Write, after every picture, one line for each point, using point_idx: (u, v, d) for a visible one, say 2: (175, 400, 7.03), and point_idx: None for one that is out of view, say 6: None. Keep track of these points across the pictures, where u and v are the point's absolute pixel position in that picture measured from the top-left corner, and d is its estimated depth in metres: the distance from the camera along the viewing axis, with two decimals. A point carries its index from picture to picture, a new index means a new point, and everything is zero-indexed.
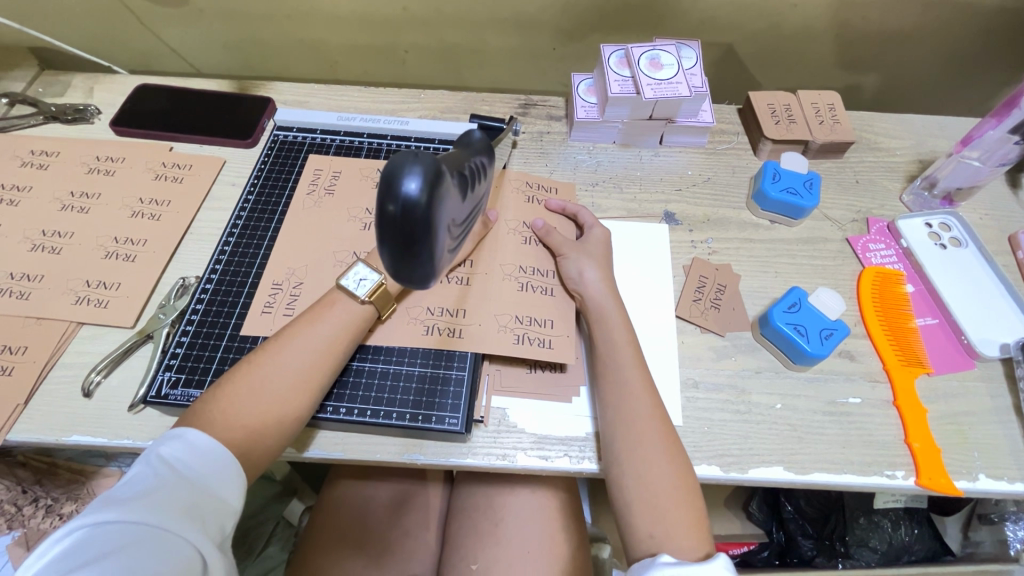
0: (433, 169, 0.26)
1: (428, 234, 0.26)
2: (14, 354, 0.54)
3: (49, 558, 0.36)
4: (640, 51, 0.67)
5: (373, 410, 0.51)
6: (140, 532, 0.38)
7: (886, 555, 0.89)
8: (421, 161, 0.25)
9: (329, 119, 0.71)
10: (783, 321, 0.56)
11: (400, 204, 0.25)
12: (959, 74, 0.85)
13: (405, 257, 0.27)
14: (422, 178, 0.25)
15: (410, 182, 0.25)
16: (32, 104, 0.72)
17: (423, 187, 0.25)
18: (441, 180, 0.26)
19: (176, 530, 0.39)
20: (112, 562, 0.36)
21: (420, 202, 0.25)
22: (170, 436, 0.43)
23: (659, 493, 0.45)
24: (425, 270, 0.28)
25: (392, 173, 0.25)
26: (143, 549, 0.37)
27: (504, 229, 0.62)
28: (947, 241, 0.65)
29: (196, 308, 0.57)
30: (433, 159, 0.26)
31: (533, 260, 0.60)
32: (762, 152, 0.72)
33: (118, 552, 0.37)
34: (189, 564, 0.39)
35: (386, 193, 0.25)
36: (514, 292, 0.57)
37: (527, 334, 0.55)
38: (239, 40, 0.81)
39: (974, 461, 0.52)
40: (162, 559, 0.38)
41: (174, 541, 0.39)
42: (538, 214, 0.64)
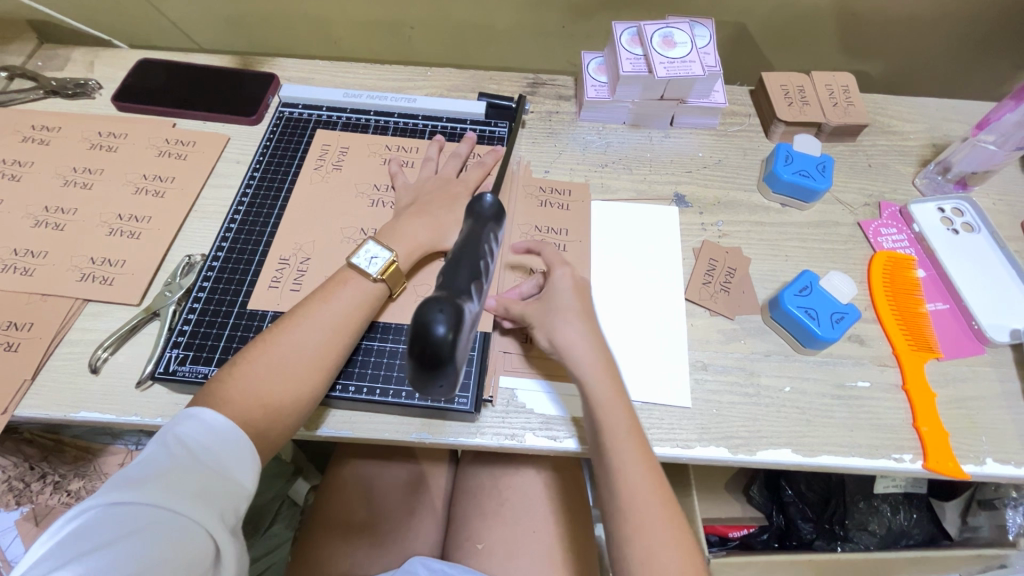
0: (454, 312, 0.34)
1: (450, 362, 0.34)
2: (20, 331, 0.54)
3: (65, 537, 0.36)
4: (653, 28, 0.65)
5: (386, 390, 0.51)
6: (153, 517, 0.38)
7: (885, 539, 0.90)
8: (447, 312, 0.33)
9: (335, 96, 0.69)
10: (794, 304, 0.55)
11: (431, 345, 0.33)
12: (976, 58, 0.83)
13: (426, 382, 0.35)
14: (448, 321, 0.33)
15: (438, 329, 0.33)
16: (32, 78, 0.71)
17: (449, 330, 0.33)
18: (460, 318, 0.34)
19: (188, 512, 0.39)
20: (124, 547, 0.36)
21: (445, 342, 0.33)
22: (184, 416, 0.43)
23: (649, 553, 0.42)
24: (444, 390, 0.36)
25: (421, 323, 0.33)
26: (155, 534, 0.37)
27: (517, 232, 0.61)
28: (960, 226, 0.65)
29: (203, 285, 0.56)
30: (449, 301, 0.34)
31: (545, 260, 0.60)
32: (774, 135, 0.71)
33: (131, 535, 0.36)
34: (201, 549, 0.38)
35: (420, 337, 0.33)
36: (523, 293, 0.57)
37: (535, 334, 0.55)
38: (241, 15, 0.79)
39: (982, 446, 0.52)
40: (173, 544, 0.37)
41: (187, 524, 0.38)
42: (553, 218, 0.63)
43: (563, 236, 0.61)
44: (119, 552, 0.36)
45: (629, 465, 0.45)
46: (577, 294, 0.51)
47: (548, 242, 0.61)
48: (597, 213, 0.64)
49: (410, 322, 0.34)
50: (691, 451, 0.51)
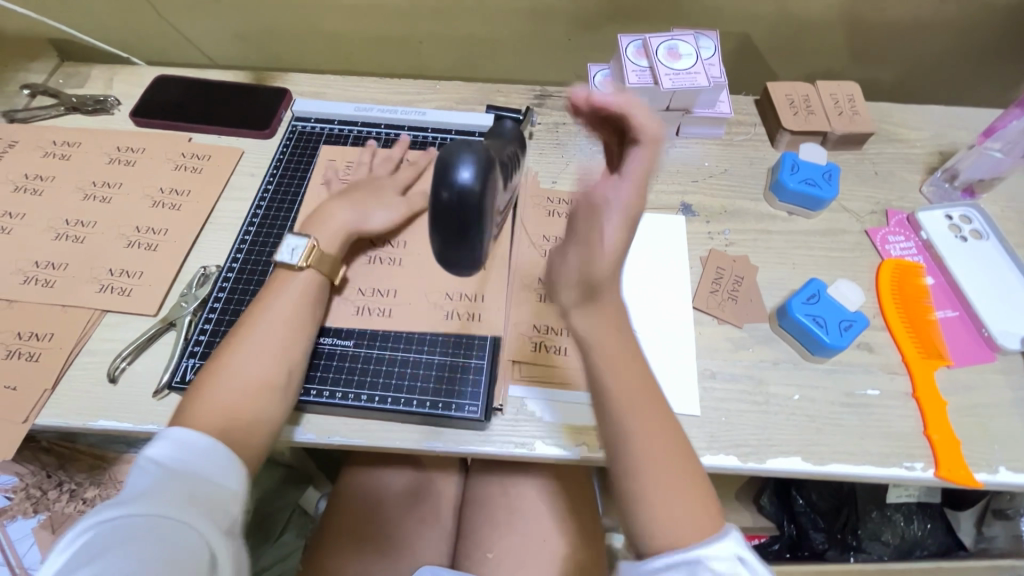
0: (482, 160, 0.30)
1: (476, 220, 0.30)
2: (41, 341, 0.55)
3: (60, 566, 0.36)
4: (658, 40, 0.66)
5: (397, 398, 0.52)
6: (144, 526, 0.38)
7: (898, 549, 0.89)
8: (472, 152, 0.30)
9: (346, 111, 0.71)
10: (802, 312, 0.56)
11: (456, 189, 0.29)
12: (981, 66, 0.84)
13: (456, 243, 0.31)
14: (474, 166, 0.29)
15: (464, 170, 0.29)
16: (54, 95, 0.73)
17: (475, 175, 0.29)
18: (488, 168, 0.30)
19: (177, 516, 0.39)
20: (117, 557, 0.36)
21: (471, 189, 0.29)
22: (155, 438, 0.44)
23: (664, 498, 0.39)
24: (470, 252, 0.32)
25: (448, 161, 0.29)
26: (149, 541, 0.37)
27: (523, 241, 0.62)
28: (968, 233, 0.65)
29: (219, 296, 0.57)
30: (481, 151, 0.30)
31: (550, 270, 0.60)
32: (780, 144, 0.71)
33: (123, 546, 0.36)
34: (196, 552, 0.38)
35: (442, 179, 0.30)
36: (528, 301, 0.58)
37: (542, 342, 0.56)
38: (255, 32, 0.81)
39: (994, 454, 0.52)
40: (168, 548, 0.37)
41: (177, 528, 0.38)
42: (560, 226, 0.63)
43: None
44: (112, 561, 0.35)
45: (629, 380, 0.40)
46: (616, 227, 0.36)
47: (553, 250, 0.62)
48: None
49: (437, 160, 0.30)
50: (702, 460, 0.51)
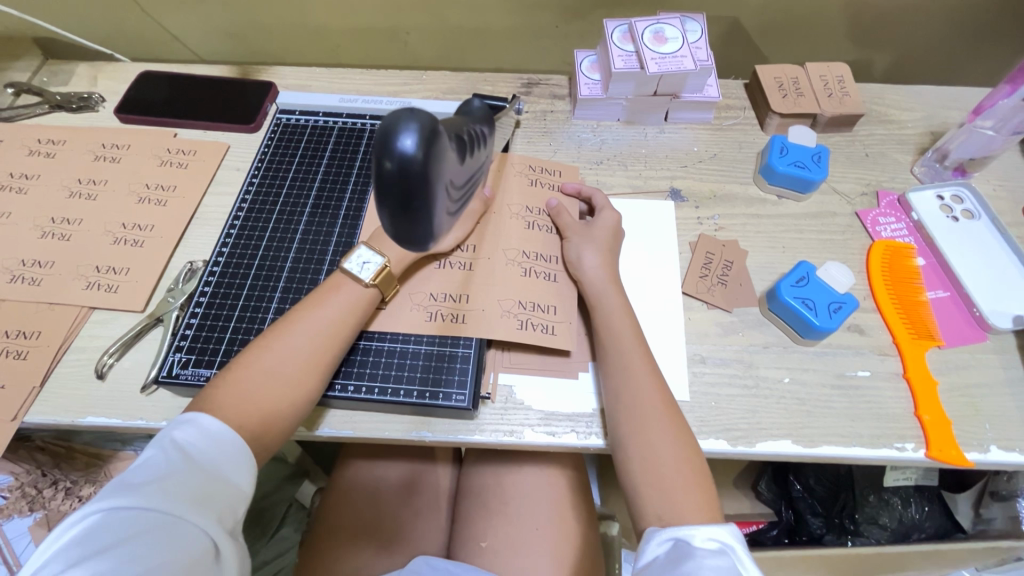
0: (431, 126, 0.24)
1: (426, 200, 0.24)
2: (29, 339, 0.55)
3: (66, 542, 0.37)
4: (644, 25, 0.66)
5: (384, 388, 0.52)
6: (152, 520, 0.38)
7: (896, 533, 0.89)
8: (418, 116, 0.24)
9: (331, 102, 0.70)
10: (791, 295, 0.55)
11: (396, 162, 0.23)
12: (974, 45, 0.82)
13: (405, 222, 0.25)
14: (419, 133, 0.23)
15: (405, 138, 0.23)
16: (38, 93, 0.73)
17: (419, 143, 0.23)
18: (438, 137, 0.24)
19: (185, 516, 0.39)
20: (123, 549, 0.37)
21: (414, 163, 0.23)
22: (182, 421, 0.44)
23: (666, 482, 0.45)
24: (426, 233, 0.26)
25: (387, 130, 0.23)
26: (155, 538, 0.38)
27: (507, 214, 0.61)
28: (959, 213, 0.64)
29: (204, 290, 0.57)
30: (431, 118, 0.24)
31: (537, 245, 0.59)
32: (769, 127, 0.71)
33: (130, 540, 0.37)
34: (201, 552, 0.39)
35: (382, 150, 0.23)
36: (517, 277, 0.57)
37: (530, 320, 0.55)
38: (239, 25, 0.80)
39: (986, 433, 0.52)
40: (172, 547, 0.38)
41: (186, 528, 0.39)
42: (543, 197, 0.63)
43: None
44: (118, 556, 0.36)
45: (635, 366, 0.50)
46: (611, 232, 0.59)
47: (539, 223, 0.61)
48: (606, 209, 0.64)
49: (376, 127, 0.24)
50: None
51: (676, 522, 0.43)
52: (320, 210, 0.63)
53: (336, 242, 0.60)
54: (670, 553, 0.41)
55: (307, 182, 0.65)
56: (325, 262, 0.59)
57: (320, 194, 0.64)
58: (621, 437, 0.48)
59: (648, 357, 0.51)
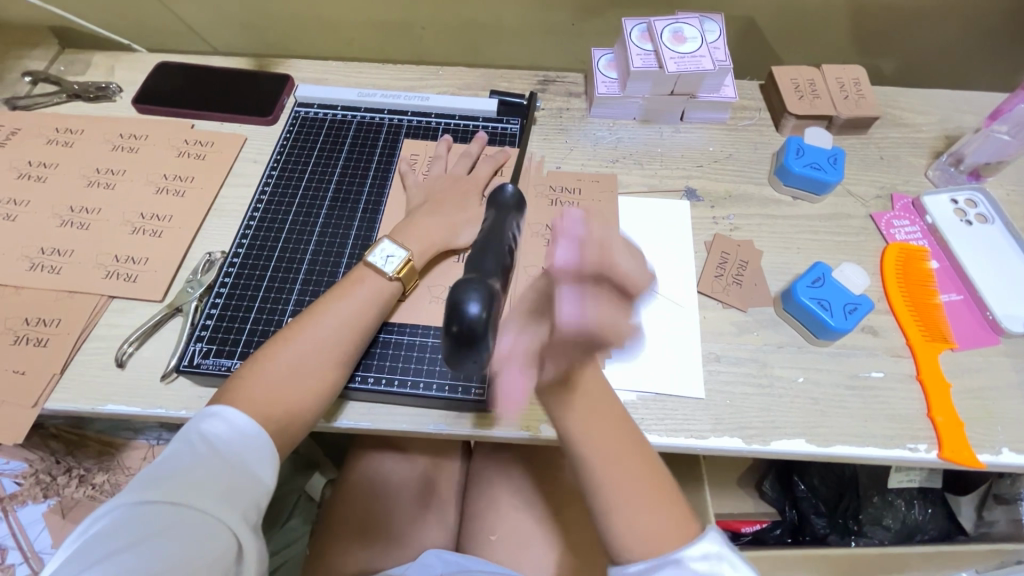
0: (485, 294, 0.37)
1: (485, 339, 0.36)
2: (49, 327, 0.55)
3: (94, 535, 0.38)
4: (663, 24, 0.66)
5: (404, 381, 0.52)
6: (179, 514, 0.39)
7: (899, 534, 0.90)
8: (477, 291, 0.36)
9: (349, 96, 0.71)
10: (807, 295, 0.56)
11: (463, 326, 0.35)
12: (989, 50, 0.83)
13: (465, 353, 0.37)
14: (481, 302, 0.36)
15: (472, 307, 0.35)
16: (56, 82, 0.73)
17: (482, 309, 0.36)
18: (492, 300, 0.37)
19: (212, 511, 0.40)
20: (152, 545, 0.37)
21: (479, 320, 0.35)
22: (207, 414, 0.44)
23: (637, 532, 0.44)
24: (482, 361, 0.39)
25: (455, 304, 0.36)
26: (183, 533, 0.38)
27: (528, 231, 0.61)
28: (973, 217, 0.64)
29: (225, 281, 0.57)
30: (481, 287, 0.37)
31: None
32: (785, 128, 0.71)
33: (158, 534, 0.38)
34: (227, 546, 0.40)
35: (452, 317, 0.36)
36: None
37: None
38: (256, 19, 0.80)
39: (998, 436, 0.52)
40: (200, 542, 0.38)
41: (212, 522, 0.40)
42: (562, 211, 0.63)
43: (596, 227, 0.62)
44: (147, 551, 0.37)
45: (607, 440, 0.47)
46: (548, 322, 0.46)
47: None
48: (623, 208, 0.65)
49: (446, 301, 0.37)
50: (706, 441, 0.51)
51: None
52: (339, 203, 0.63)
53: (355, 236, 0.61)
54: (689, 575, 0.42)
55: (326, 176, 0.65)
56: (345, 255, 0.59)
57: (339, 188, 0.64)
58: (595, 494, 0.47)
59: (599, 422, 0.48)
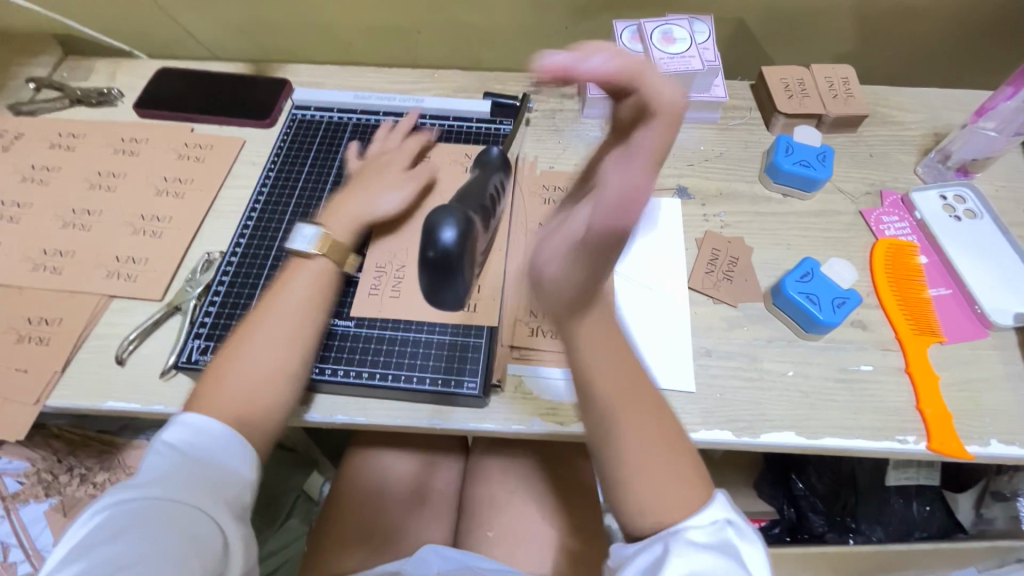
0: (463, 221, 0.33)
1: (461, 271, 0.34)
2: (51, 326, 0.56)
3: (75, 541, 0.39)
4: (653, 25, 0.67)
5: (399, 375, 0.53)
6: (158, 513, 0.40)
7: (896, 531, 0.88)
8: (455, 217, 0.33)
9: (345, 98, 0.72)
10: (796, 290, 0.56)
11: (437, 249, 0.33)
12: (977, 49, 0.84)
13: (440, 282, 0.34)
14: (456, 229, 0.33)
15: (447, 233, 0.33)
16: (59, 88, 0.75)
17: (456, 237, 0.33)
18: (469, 231, 0.34)
19: (190, 508, 0.41)
20: (132, 543, 0.39)
21: (455, 247, 0.33)
22: (172, 423, 0.45)
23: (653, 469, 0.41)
24: (452, 292, 0.35)
25: (432, 228, 0.33)
26: (163, 529, 0.40)
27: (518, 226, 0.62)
28: (962, 213, 0.65)
29: (222, 280, 0.58)
30: (461, 214, 0.34)
31: None
32: (775, 127, 0.72)
33: (139, 531, 0.39)
34: (209, 538, 0.41)
35: (429, 241, 0.33)
36: (527, 285, 0.58)
37: (539, 326, 0.57)
38: (256, 25, 0.82)
39: (986, 427, 0.53)
40: (182, 536, 0.40)
41: (190, 517, 0.41)
42: (552, 206, 0.64)
43: None
44: (121, 546, 0.39)
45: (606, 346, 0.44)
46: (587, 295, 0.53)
47: None
48: None
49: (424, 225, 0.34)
50: (696, 435, 0.52)
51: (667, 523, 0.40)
52: None
53: None
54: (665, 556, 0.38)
55: (321, 176, 0.66)
56: None
57: (333, 188, 0.65)
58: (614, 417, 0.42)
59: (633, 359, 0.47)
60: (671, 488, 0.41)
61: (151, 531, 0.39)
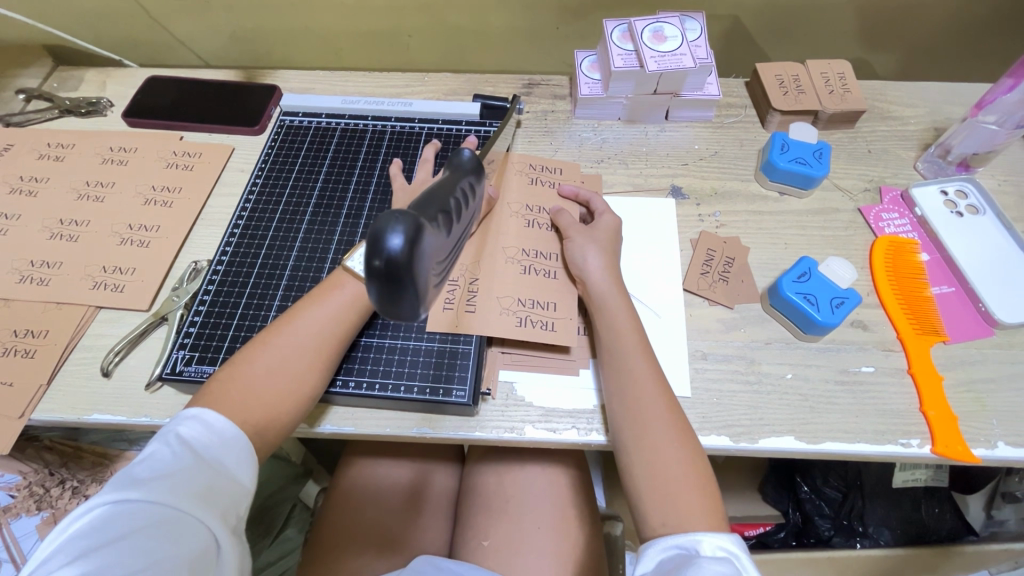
0: (416, 221, 0.24)
1: (418, 283, 0.25)
2: (37, 338, 0.56)
3: (70, 535, 0.38)
4: (643, 24, 0.66)
5: (385, 384, 0.52)
6: (156, 516, 0.39)
7: (907, 535, 0.86)
8: (404, 216, 0.24)
9: (333, 104, 0.71)
10: (793, 290, 0.55)
11: (385, 259, 0.24)
12: (977, 41, 0.82)
13: (391, 299, 0.25)
14: (406, 232, 0.24)
15: (393, 239, 0.24)
16: (49, 99, 0.74)
17: (407, 241, 0.24)
18: (423, 232, 0.25)
19: (189, 513, 0.40)
20: (127, 546, 0.37)
21: (405, 255, 0.24)
22: (187, 417, 0.44)
23: (671, 485, 0.44)
24: (412, 310, 0.25)
25: (374, 232, 0.24)
26: (159, 534, 0.38)
27: (507, 212, 0.61)
28: (964, 209, 0.64)
29: (208, 289, 0.57)
30: (413, 215, 0.25)
31: (535, 242, 0.59)
32: (771, 124, 0.71)
33: (135, 534, 0.38)
34: (204, 547, 0.40)
35: (372, 249, 0.24)
36: (516, 275, 0.56)
37: (530, 317, 0.54)
38: (245, 32, 0.81)
39: (993, 429, 0.51)
40: (176, 543, 0.38)
41: (187, 524, 0.39)
42: (543, 194, 0.63)
43: None
44: (122, 550, 0.37)
45: (640, 371, 0.49)
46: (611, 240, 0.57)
47: (539, 221, 0.60)
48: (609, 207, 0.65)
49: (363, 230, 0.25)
50: None
51: (682, 528, 0.42)
52: (323, 209, 0.63)
53: (337, 241, 0.61)
54: (674, 560, 0.41)
55: (309, 183, 0.65)
56: (328, 260, 0.60)
57: (321, 194, 0.64)
58: (630, 438, 0.47)
59: (651, 361, 0.50)
60: (690, 497, 0.44)
61: (147, 535, 0.38)
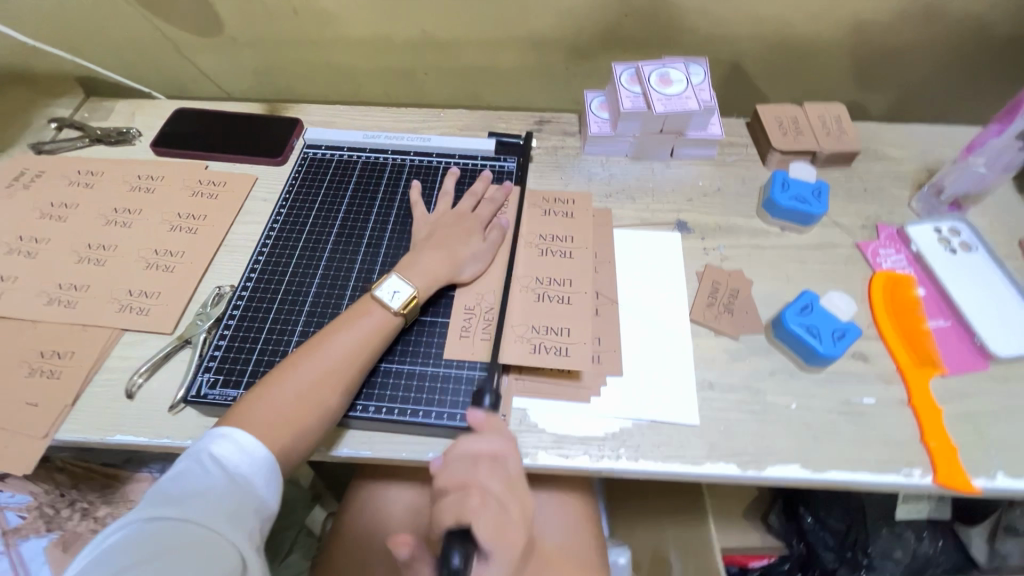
0: None
1: None
2: (63, 359, 0.57)
3: (102, 553, 0.39)
4: (650, 68, 0.70)
5: (404, 409, 0.53)
6: (187, 533, 0.40)
7: (910, 567, 0.87)
8: None
9: (355, 138, 0.75)
10: (796, 323, 0.57)
11: None
12: (963, 86, 0.87)
13: None
14: None
15: None
16: (80, 128, 0.78)
17: None
18: None
19: (218, 530, 0.41)
20: (159, 562, 0.38)
21: None
22: (216, 436, 0.46)
23: None
24: None
25: None
26: (189, 551, 0.39)
27: (521, 244, 0.64)
28: (957, 246, 0.66)
29: (232, 314, 0.59)
30: None
31: (548, 271, 0.62)
32: (771, 163, 0.74)
33: (167, 549, 0.39)
34: (231, 565, 0.40)
35: None
36: (531, 302, 0.59)
37: (544, 343, 0.56)
38: (270, 67, 0.86)
39: (992, 460, 0.52)
40: (206, 559, 0.39)
41: (216, 541, 0.40)
42: (556, 226, 0.66)
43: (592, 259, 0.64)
44: (154, 566, 0.38)
45: None
46: None
47: (552, 250, 0.64)
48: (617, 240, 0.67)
49: None
50: (701, 468, 0.52)
51: None
52: (344, 238, 0.66)
53: (358, 269, 0.63)
54: None
55: (331, 212, 0.68)
56: (349, 287, 0.62)
57: (343, 223, 0.67)
58: None
59: None
60: None
61: (179, 551, 0.39)
